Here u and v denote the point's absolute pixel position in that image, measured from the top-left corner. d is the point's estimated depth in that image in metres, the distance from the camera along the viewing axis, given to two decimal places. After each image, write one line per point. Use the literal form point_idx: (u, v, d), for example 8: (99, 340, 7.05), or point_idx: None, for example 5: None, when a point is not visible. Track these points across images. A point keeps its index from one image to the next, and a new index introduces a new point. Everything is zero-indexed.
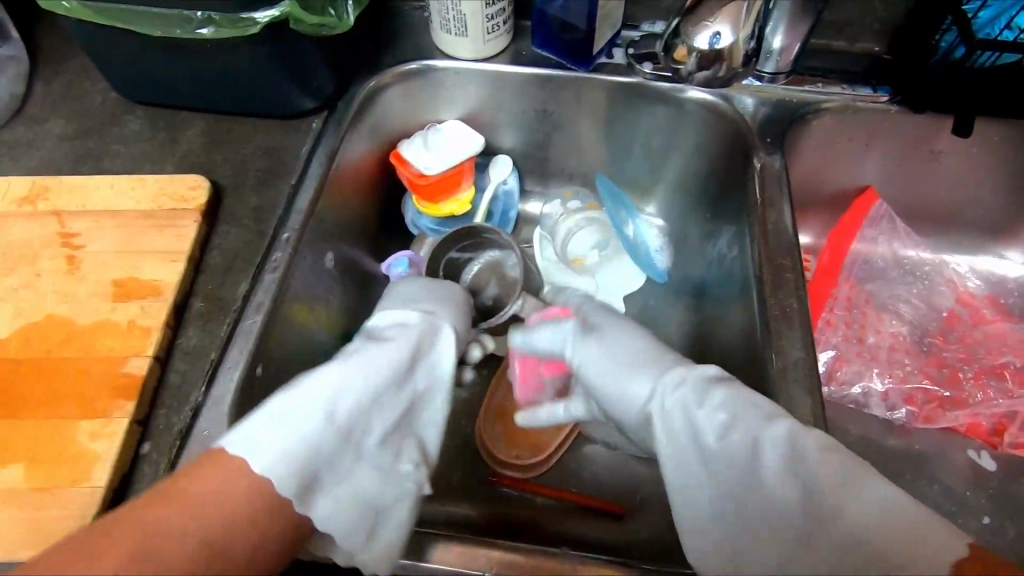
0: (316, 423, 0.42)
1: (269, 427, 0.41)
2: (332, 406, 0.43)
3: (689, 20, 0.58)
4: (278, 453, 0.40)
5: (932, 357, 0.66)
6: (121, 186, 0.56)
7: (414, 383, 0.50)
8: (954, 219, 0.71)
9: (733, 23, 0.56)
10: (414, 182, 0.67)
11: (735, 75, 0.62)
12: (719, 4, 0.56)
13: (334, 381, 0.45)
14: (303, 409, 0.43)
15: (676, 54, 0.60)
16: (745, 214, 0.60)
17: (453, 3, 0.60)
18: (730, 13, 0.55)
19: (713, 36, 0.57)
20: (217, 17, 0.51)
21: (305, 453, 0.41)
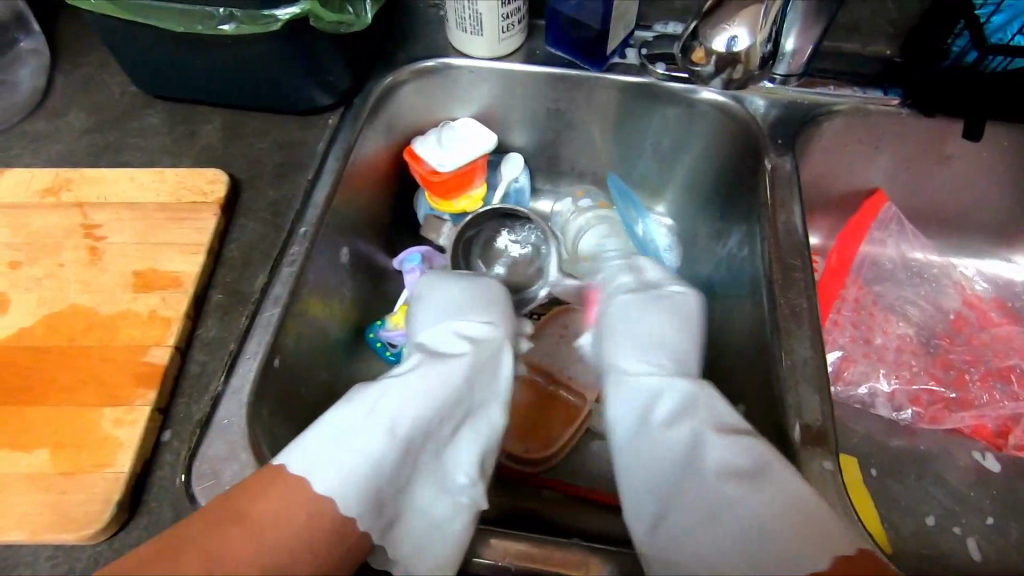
0: (372, 436, 0.43)
1: (317, 450, 0.42)
2: (386, 421, 0.44)
3: (707, 23, 0.60)
4: (333, 473, 0.41)
5: (939, 358, 0.67)
6: (142, 179, 0.57)
7: (477, 398, 0.50)
8: (963, 221, 0.72)
9: (750, 26, 0.58)
10: (428, 179, 0.68)
11: (752, 78, 0.63)
12: (737, 8, 0.58)
13: (377, 400, 0.46)
14: (346, 427, 0.44)
15: (694, 56, 0.62)
16: (755, 215, 0.60)
17: (469, 2, 0.61)
18: (747, 16, 0.57)
19: (730, 38, 0.59)
20: (240, 14, 0.53)
21: (363, 472, 0.42)
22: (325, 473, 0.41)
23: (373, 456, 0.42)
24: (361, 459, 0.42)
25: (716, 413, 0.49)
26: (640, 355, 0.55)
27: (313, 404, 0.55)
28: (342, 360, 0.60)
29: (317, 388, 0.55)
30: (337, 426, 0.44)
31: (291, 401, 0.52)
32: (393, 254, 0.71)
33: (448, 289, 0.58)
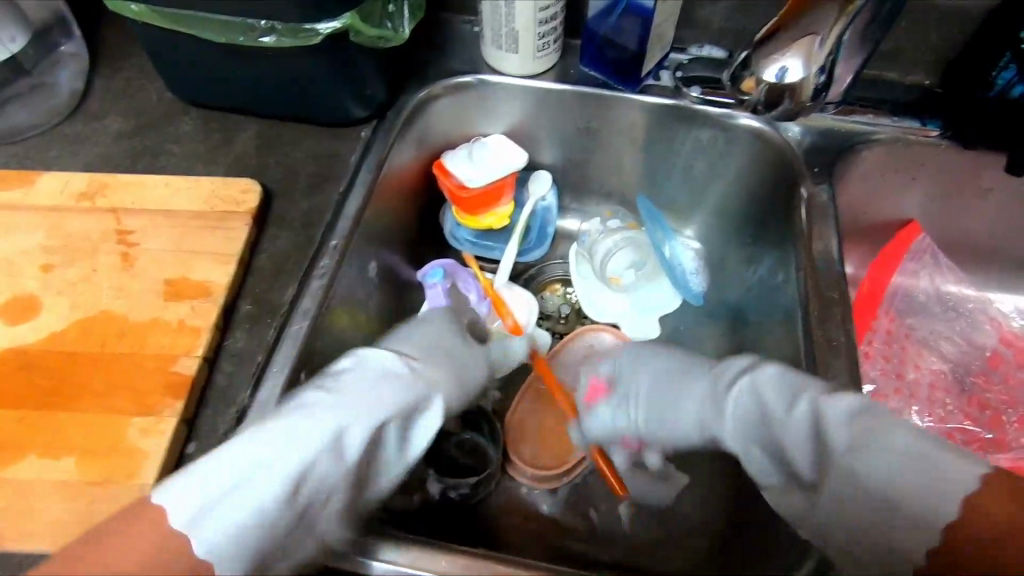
0: (261, 492, 0.40)
1: (209, 472, 0.40)
2: (302, 457, 0.41)
3: (758, 52, 0.55)
4: (212, 494, 0.39)
5: (974, 397, 0.65)
6: (176, 186, 0.57)
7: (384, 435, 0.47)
8: (1000, 256, 0.70)
9: (804, 57, 0.53)
10: (455, 194, 0.68)
11: (803, 110, 0.59)
12: (791, 38, 0.53)
13: (293, 459, 0.41)
14: (245, 464, 0.40)
15: (743, 86, 0.57)
16: (791, 242, 0.59)
17: (507, 20, 0.61)
18: (801, 48, 0.53)
19: (781, 68, 0.54)
20: (281, 27, 0.53)
21: (256, 511, 0.40)
22: (194, 498, 0.39)
23: (241, 512, 0.39)
24: (246, 505, 0.39)
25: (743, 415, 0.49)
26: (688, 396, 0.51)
27: None
28: None
29: None
30: (240, 463, 0.40)
31: None
32: (418, 268, 0.71)
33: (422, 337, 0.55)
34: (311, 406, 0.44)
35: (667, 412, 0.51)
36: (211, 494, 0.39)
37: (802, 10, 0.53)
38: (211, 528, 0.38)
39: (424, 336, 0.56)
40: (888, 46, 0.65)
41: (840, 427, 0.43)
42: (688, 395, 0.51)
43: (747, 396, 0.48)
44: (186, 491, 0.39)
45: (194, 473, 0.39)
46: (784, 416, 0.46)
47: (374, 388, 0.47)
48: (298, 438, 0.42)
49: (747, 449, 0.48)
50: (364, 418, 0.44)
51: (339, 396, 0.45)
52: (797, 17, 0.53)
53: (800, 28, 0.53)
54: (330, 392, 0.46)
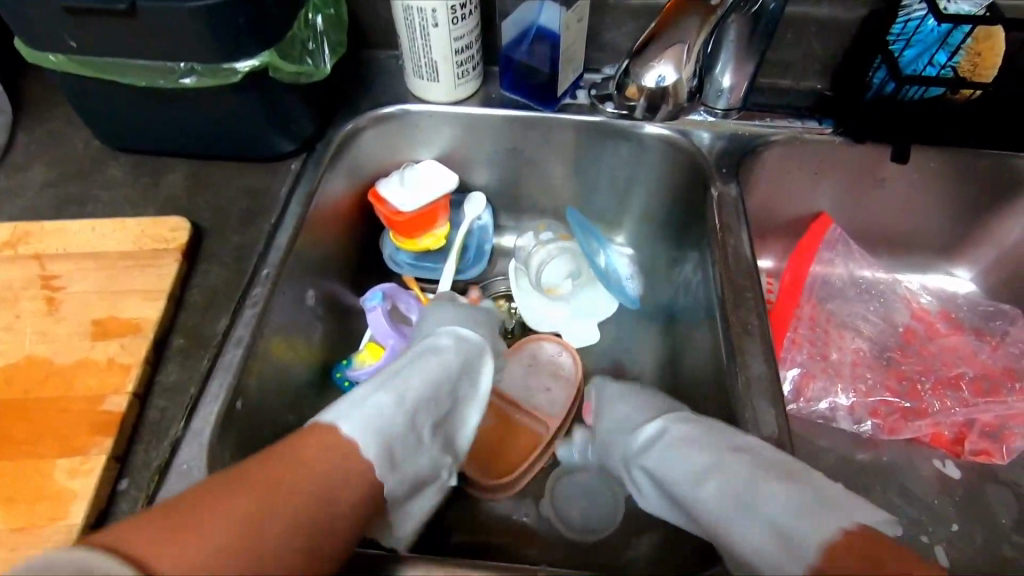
0: (377, 398, 0.46)
1: (371, 405, 0.45)
2: (378, 396, 0.46)
3: (636, 61, 0.63)
4: (375, 408, 0.45)
5: (893, 370, 0.69)
6: (103, 228, 0.57)
7: (467, 387, 0.53)
8: (903, 239, 0.76)
9: (675, 65, 0.62)
10: (391, 219, 0.70)
11: (683, 109, 0.68)
12: (662, 48, 0.61)
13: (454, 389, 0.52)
14: (428, 398, 0.49)
15: (629, 92, 0.66)
16: (706, 239, 0.63)
17: (424, 52, 0.64)
18: (671, 56, 0.62)
19: (658, 75, 0.63)
20: (200, 68, 0.55)
21: (373, 427, 0.44)
22: (385, 403, 0.46)
23: (384, 408, 0.46)
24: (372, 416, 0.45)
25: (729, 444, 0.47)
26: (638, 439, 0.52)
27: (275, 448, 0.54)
28: (307, 402, 0.61)
29: (283, 433, 0.56)
30: (379, 380, 0.49)
31: (254, 444, 0.52)
32: (360, 294, 0.72)
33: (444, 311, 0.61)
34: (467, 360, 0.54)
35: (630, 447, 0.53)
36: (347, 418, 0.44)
37: (672, 20, 0.60)
38: (349, 426, 0.43)
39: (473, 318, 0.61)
40: (778, 56, 0.71)
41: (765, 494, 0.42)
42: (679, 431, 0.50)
43: (751, 443, 0.47)
44: (347, 416, 0.44)
45: (377, 386, 0.48)
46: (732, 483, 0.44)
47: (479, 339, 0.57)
48: (460, 390, 0.53)
49: (684, 471, 0.47)
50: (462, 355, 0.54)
51: (469, 366, 0.54)
52: (667, 30, 0.60)
53: (672, 39, 0.61)
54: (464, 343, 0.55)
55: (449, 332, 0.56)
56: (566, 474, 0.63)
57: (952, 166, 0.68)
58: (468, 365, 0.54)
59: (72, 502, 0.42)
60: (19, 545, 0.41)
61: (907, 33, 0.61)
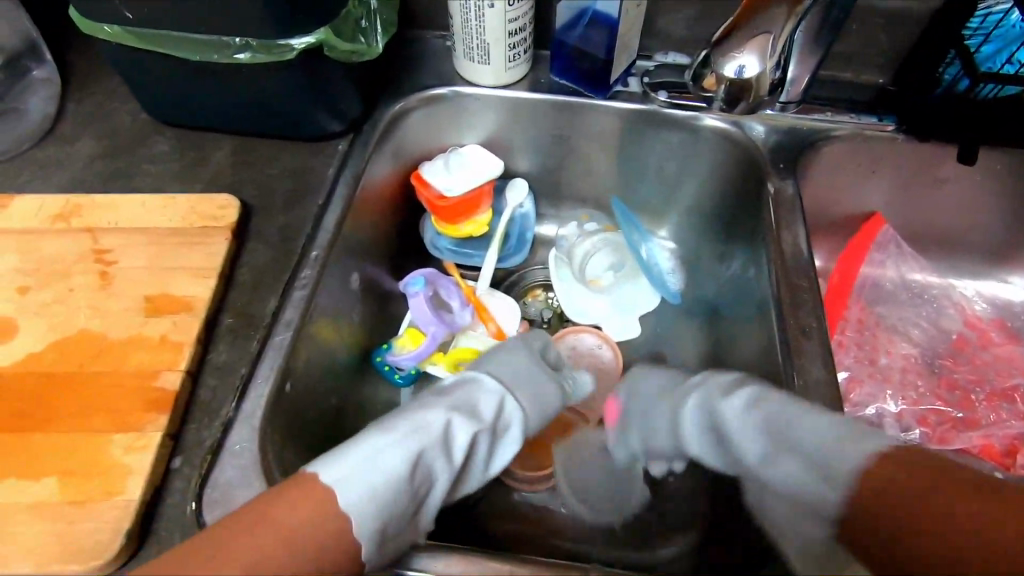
0: (389, 462, 0.41)
1: (382, 467, 0.40)
2: (394, 456, 0.41)
3: (717, 50, 0.57)
4: (382, 468, 0.40)
5: (943, 378, 0.67)
6: (153, 204, 0.57)
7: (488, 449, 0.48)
8: (961, 243, 0.73)
9: (760, 54, 0.55)
10: (434, 204, 0.69)
11: (760, 104, 0.63)
12: (746, 36, 0.54)
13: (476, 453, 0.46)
14: (441, 463, 0.44)
15: (706, 82, 0.60)
16: (760, 237, 0.61)
17: (477, 33, 0.63)
18: (757, 45, 0.55)
19: (739, 66, 0.56)
20: (255, 43, 0.54)
21: (376, 496, 0.39)
22: (395, 465, 0.41)
23: (395, 473, 0.41)
24: (371, 475, 0.40)
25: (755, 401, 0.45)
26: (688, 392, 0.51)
27: (318, 431, 0.54)
28: (349, 385, 0.61)
29: (326, 416, 0.56)
30: (399, 430, 0.43)
31: (300, 426, 0.52)
32: (400, 279, 0.71)
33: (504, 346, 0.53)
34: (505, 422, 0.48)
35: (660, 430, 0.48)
36: (347, 476, 0.39)
37: (754, 9, 0.54)
38: (353, 492, 0.39)
39: (544, 390, 0.51)
40: (841, 47, 0.68)
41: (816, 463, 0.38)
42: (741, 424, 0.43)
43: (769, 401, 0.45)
44: (354, 475, 0.39)
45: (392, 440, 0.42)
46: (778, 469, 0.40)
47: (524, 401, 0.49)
48: (480, 454, 0.47)
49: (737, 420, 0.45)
50: (505, 409, 0.49)
51: (500, 427, 0.48)
52: (752, 16, 0.54)
53: (755, 26, 0.54)
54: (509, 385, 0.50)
55: (489, 381, 0.49)
56: None
57: (1020, 170, 0.65)
58: (505, 420, 0.49)
59: (128, 478, 0.42)
60: (77, 518, 0.41)
61: (986, 28, 0.58)
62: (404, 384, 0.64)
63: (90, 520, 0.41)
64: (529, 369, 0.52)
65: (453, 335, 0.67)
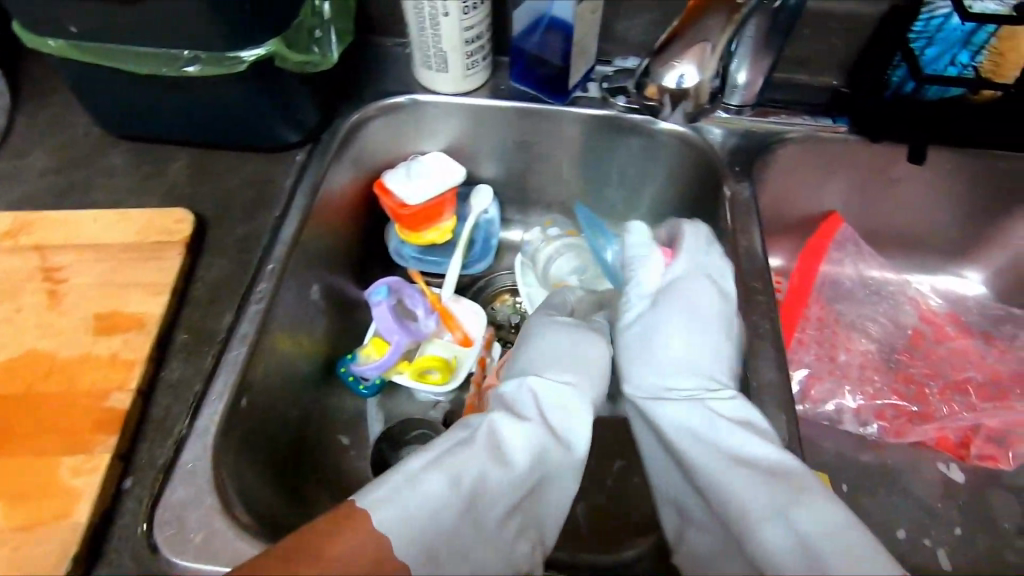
0: (439, 483, 0.41)
1: (433, 489, 0.41)
2: (444, 477, 0.42)
3: (658, 59, 0.60)
4: (412, 495, 0.41)
5: (900, 373, 0.68)
6: (106, 219, 0.56)
7: (560, 457, 0.46)
8: (915, 240, 0.75)
9: (698, 64, 0.58)
10: (396, 212, 0.69)
11: (702, 111, 0.64)
12: (685, 46, 0.58)
13: (540, 464, 0.45)
14: (498, 481, 0.43)
15: (647, 92, 0.63)
16: (718, 239, 0.62)
17: (434, 41, 0.63)
18: (695, 55, 0.58)
19: (680, 75, 0.59)
20: (204, 56, 0.53)
21: (427, 515, 0.40)
22: (441, 485, 0.41)
23: (442, 497, 0.41)
24: (407, 504, 0.40)
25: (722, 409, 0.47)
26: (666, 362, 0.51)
27: (278, 445, 0.54)
28: (312, 397, 0.60)
29: (287, 431, 0.55)
30: (442, 451, 0.44)
31: (259, 441, 0.51)
32: (365, 288, 0.71)
33: (559, 336, 0.54)
34: (554, 412, 0.48)
35: (652, 345, 0.52)
36: (388, 509, 0.40)
37: (696, 17, 0.57)
38: (394, 517, 0.40)
39: (587, 352, 0.53)
40: (795, 50, 0.69)
41: (804, 497, 0.41)
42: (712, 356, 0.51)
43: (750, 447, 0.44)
44: (399, 502, 0.40)
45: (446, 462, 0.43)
46: (720, 481, 0.43)
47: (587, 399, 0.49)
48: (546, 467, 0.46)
49: (727, 405, 0.48)
50: (563, 409, 0.48)
51: (558, 430, 0.47)
52: (690, 27, 0.57)
53: (693, 36, 0.57)
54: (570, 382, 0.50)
55: (534, 381, 0.50)
56: None
57: (968, 168, 0.67)
58: (560, 416, 0.48)
59: (76, 501, 0.41)
60: (22, 543, 0.40)
61: (929, 31, 0.59)
62: (369, 395, 0.64)
63: (37, 544, 0.40)
64: (569, 360, 0.52)
65: (418, 343, 0.67)
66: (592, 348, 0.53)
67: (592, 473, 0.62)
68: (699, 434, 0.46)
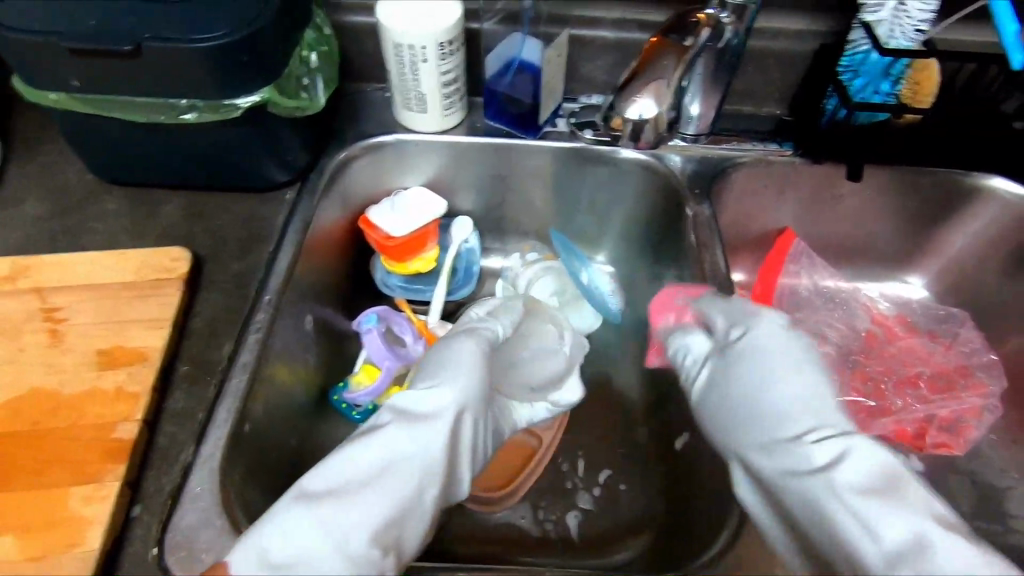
0: (294, 508, 0.43)
1: (295, 509, 0.43)
2: (298, 495, 0.44)
3: (621, 95, 0.65)
4: (279, 533, 0.41)
5: (858, 372, 0.74)
6: (103, 260, 0.58)
7: (414, 466, 0.46)
8: (861, 251, 0.82)
9: (656, 98, 0.64)
10: (383, 244, 0.72)
11: (662, 138, 0.71)
12: (643, 84, 0.63)
13: (402, 470, 0.46)
14: (334, 496, 0.44)
15: (613, 123, 0.69)
16: (684, 257, 0.68)
17: (414, 85, 0.68)
18: (652, 91, 0.63)
19: (639, 111, 0.65)
20: (201, 104, 0.57)
21: (283, 533, 0.42)
22: (302, 502, 0.43)
23: (288, 514, 0.42)
24: (284, 538, 0.41)
25: (807, 456, 0.46)
26: (779, 427, 0.49)
27: (279, 472, 0.55)
28: (307, 425, 0.62)
29: (287, 457, 0.57)
30: (320, 467, 0.46)
31: (260, 465, 0.53)
32: (354, 318, 0.74)
33: (450, 353, 0.55)
34: (414, 416, 0.49)
35: (749, 398, 0.51)
36: (268, 544, 0.41)
37: (652, 57, 0.61)
38: (259, 544, 0.41)
39: (465, 365, 0.53)
40: (742, 85, 0.77)
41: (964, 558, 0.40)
42: (786, 407, 0.49)
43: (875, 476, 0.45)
44: (270, 525, 0.42)
45: (306, 483, 0.45)
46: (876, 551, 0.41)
47: (427, 410, 0.50)
48: (394, 473, 0.46)
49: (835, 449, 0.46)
50: (412, 418, 0.49)
51: (413, 439, 0.48)
52: (648, 67, 0.61)
53: (649, 76, 0.62)
54: (437, 392, 0.51)
55: (416, 394, 0.51)
56: (561, 483, 0.65)
57: (901, 183, 0.74)
58: (423, 420, 0.49)
59: (87, 529, 0.43)
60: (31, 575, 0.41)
61: (854, 65, 0.67)
62: (362, 420, 0.66)
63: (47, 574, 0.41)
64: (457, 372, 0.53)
65: (408, 368, 0.69)
66: (469, 360, 0.54)
67: (582, 484, 0.65)
68: (835, 491, 0.44)
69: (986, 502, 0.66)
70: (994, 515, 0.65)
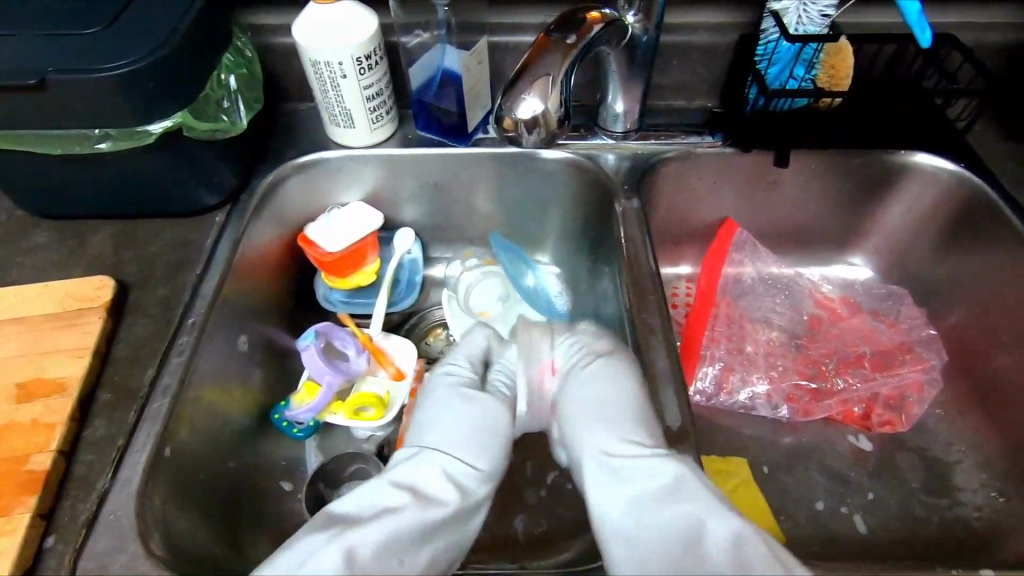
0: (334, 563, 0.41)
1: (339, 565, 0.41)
2: (340, 549, 0.42)
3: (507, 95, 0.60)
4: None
5: (802, 356, 0.74)
6: (26, 293, 0.58)
7: (452, 534, 0.47)
8: (803, 235, 0.82)
9: (543, 94, 0.59)
10: (320, 260, 0.72)
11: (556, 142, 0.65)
12: (529, 80, 0.59)
13: (443, 541, 0.47)
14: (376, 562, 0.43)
15: (504, 125, 0.61)
16: (615, 252, 0.68)
17: (337, 101, 0.68)
18: (539, 87, 0.59)
19: (529, 108, 0.59)
20: (114, 132, 0.58)
21: None
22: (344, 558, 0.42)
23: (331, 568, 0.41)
24: None
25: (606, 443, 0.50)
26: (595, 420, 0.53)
27: (210, 493, 0.55)
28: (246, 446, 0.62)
29: (221, 478, 0.57)
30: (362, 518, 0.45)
31: (187, 488, 0.52)
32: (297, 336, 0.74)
33: (477, 409, 0.55)
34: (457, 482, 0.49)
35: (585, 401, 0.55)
36: None
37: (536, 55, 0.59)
38: None
39: (488, 426, 0.54)
40: (669, 80, 0.78)
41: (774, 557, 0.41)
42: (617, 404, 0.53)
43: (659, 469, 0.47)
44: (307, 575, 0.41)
45: (348, 535, 0.43)
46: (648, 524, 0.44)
47: (473, 477, 0.50)
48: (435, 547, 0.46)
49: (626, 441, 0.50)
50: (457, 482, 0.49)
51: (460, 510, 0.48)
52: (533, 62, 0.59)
53: (536, 71, 0.59)
54: (474, 458, 0.51)
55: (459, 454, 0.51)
56: (507, 488, 0.65)
57: (831, 166, 0.75)
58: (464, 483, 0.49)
59: None
60: None
61: (769, 53, 0.68)
62: (305, 437, 0.65)
63: None
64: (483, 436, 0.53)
65: (351, 382, 0.69)
66: (496, 414, 0.55)
67: (529, 486, 0.65)
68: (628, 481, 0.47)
69: (934, 478, 0.66)
70: (942, 489, 0.65)
